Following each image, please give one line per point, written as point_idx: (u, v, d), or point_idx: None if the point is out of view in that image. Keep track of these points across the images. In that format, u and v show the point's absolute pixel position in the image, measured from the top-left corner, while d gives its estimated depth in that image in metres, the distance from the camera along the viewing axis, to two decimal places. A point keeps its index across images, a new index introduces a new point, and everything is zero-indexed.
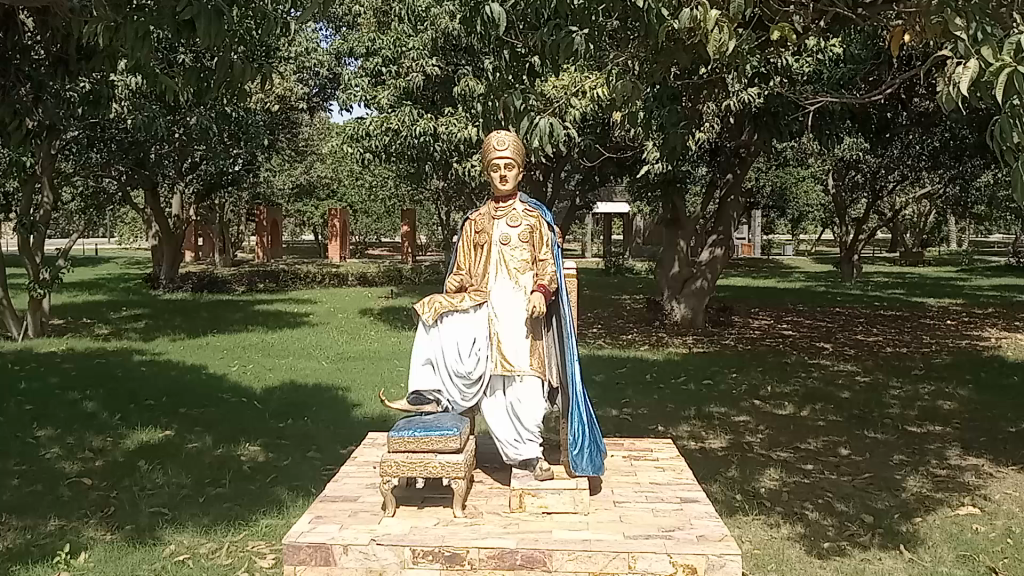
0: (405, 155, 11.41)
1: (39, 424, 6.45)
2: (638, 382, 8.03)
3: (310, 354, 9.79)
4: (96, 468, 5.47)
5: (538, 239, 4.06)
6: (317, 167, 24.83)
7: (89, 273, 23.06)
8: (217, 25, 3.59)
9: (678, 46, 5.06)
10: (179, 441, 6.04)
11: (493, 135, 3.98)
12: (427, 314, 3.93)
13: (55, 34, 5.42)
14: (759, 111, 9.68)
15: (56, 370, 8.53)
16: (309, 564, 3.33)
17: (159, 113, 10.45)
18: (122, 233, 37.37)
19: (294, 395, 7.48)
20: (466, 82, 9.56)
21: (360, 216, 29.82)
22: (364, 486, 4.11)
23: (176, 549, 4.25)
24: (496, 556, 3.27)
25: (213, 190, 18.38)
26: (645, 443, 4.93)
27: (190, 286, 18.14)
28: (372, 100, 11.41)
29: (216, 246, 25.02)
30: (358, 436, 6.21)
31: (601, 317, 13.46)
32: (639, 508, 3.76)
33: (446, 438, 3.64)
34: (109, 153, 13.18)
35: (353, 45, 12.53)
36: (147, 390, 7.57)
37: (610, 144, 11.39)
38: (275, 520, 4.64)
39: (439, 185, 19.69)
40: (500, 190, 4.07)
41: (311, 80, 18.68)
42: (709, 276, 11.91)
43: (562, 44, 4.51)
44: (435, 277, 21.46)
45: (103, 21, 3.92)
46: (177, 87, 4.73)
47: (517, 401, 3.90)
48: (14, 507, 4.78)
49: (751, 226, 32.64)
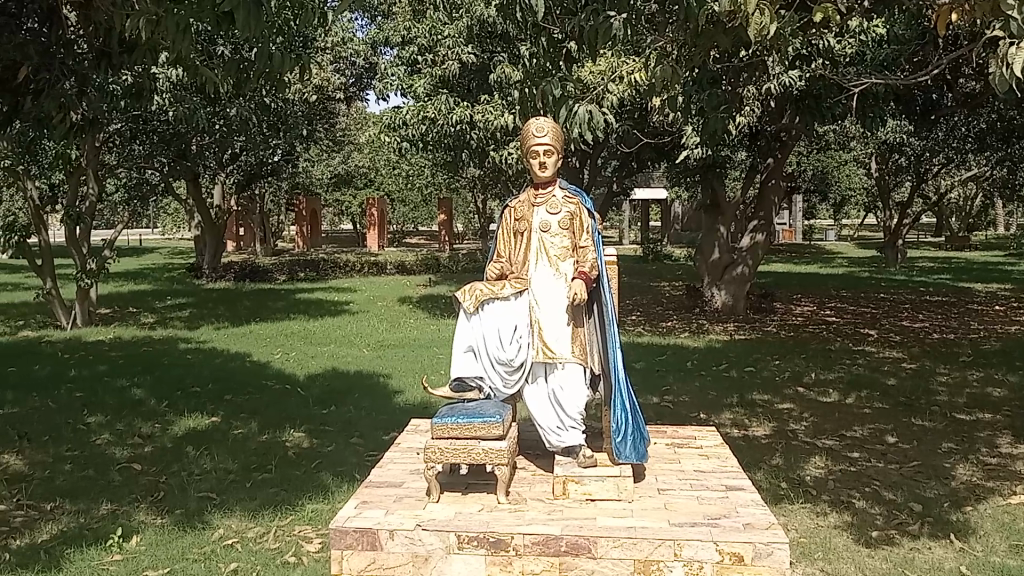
0: (442, 143, 11.43)
1: (90, 411, 6.59)
2: (679, 370, 7.98)
3: (351, 341, 9.87)
4: (145, 454, 5.57)
5: (578, 226, 4.03)
6: (355, 157, 25.05)
7: (135, 263, 23.40)
8: (258, 16, 3.63)
9: (718, 29, 4.96)
10: (226, 427, 6.15)
11: (532, 122, 3.95)
12: (468, 302, 3.93)
13: (98, 28, 5.52)
14: (802, 94, 9.50)
15: (105, 358, 8.71)
16: (356, 549, 3.36)
17: (199, 103, 10.54)
18: (166, 224, 38.11)
19: (337, 382, 7.57)
20: (503, 70, 9.56)
21: (396, 205, 29.98)
22: (409, 471, 4.13)
23: (225, 533, 4.33)
24: (541, 542, 3.28)
25: (253, 180, 18.56)
26: (688, 430, 4.88)
27: (232, 275, 18.38)
28: (409, 89, 11.46)
29: (257, 237, 25.30)
30: (400, 423, 6.26)
31: (640, 304, 13.37)
32: (683, 495, 3.74)
33: (489, 425, 3.65)
34: (152, 145, 13.33)
35: (389, 33, 12.54)
36: (194, 378, 7.70)
37: (648, 129, 11.25)
38: (321, 505, 4.70)
39: (475, 174, 19.69)
40: (539, 177, 4.04)
41: (348, 69, 18.74)
42: (750, 261, 11.80)
43: (600, 30, 4.49)
44: (471, 264, 21.49)
45: (146, 15, 4.02)
46: (217, 78, 4.82)
47: (559, 389, 3.89)
48: (68, 491, 4.90)
49: (792, 211, 32.27)
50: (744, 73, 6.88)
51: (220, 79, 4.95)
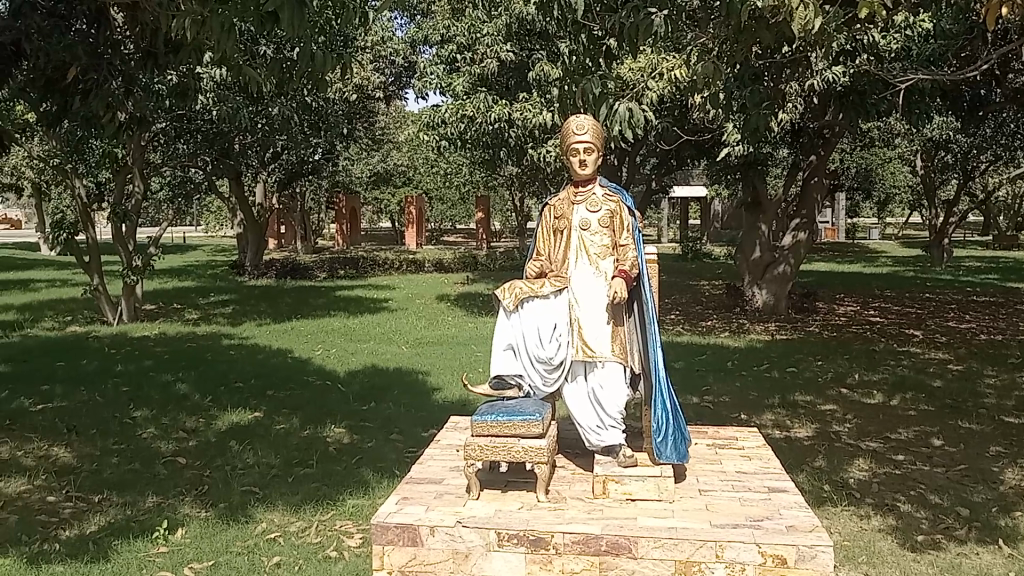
0: (480, 141, 11.45)
1: (136, 405, 6.72)
2: (720, 370, 7.91)
3: (390, 338, 9.94)
4: (190, 448, 5.67)
5: (619, 224, 4.00)
6: (394, 156, 25.20)
7: (179, 260, 23.84)
8: (300, 16, 3.67)
9: (762, 24, 4.89)
10: (268, 422, 6.23)
11: (572, 119, 3.94)
12: (507, 300, 3.93)
13: (145, 28, 5.62)
14: (845, 90, 9.34)
15: (150, 353, 8.88)
16: (397, 544, 3.39)
17: (242, 102, 10.68)
18: (210, 222, 38.74)
19: (376, 378, 7.63)
20: (542, 68, 9.55)
21: (435, 203, 30.14)
22: (449, 468, 4.14)
23: (268, 527, 4.39)
24: (581, 541, 3.27)
25: (294, 179, 18.76)
26: (729, 430, 4.83)
27: (273, 273, 18.63)
28: (448, 87, 11.50)
29: (298, 235, 25.63)
30: (439, 420, 6.29)
31: (679, 303, 13.28)
32: (724, 497, 3.70)
33: (529, 424, 3.65)
34: (196, 144, 13.54)
35: (428, 32, 12.60)
36: (237, 374, 7.81)
37: (688, 127, 11.16)
38: (361, 500, 4.74)
39: (513, 172, 19.70)
40: (579, 174, 4.03)
41: (387, 69, 18.86)
42: (792, 260, 11.65)
43: (641, 27, 4.45)
44: (509, 262, 21.50)
45: (191, 16, 4.10)
46: (260, 78, 4.89)
47: (599, 387, 3.87)
48: (115, 483, 5.01)
49: (835, 210, 31.80)
50: (787, 69, 6.79)
51: (262, 78, 5.00)
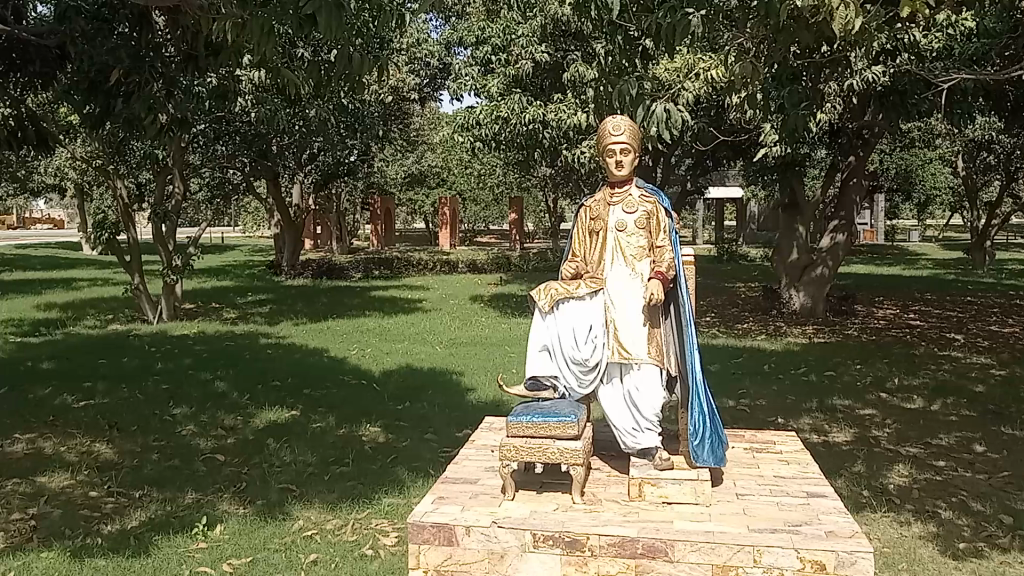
0: (515, 142, 11.46)
1: (176, 403, 6.83)
2: (756, 373, 7.83)
3: (424, 339, 9.98)
4: (228, 445, 5.75)
5: (655, 225, 3.98)
6: (428, 157, 25.30)
7: (218, 259, 24.18)
8: (337, 19, 3.72)
9: (801, 24, 4.83)
10: (305, 421, 6.29)
11: (608, 120, 3.93)
12: (543, 301, 3.93)
13: (186, 32, 5.71)
14: (885, 90, 9.20)
15: (189, 352, 9.01)
16: (433, 543, 3.41)
17: (279, 105, 10.80)
18: (247, 223, 39.23)
19: (411, 378, 7.66)
20: (577, 68, 9.53)
21: (468, 204, 30.23)
22: (484, 469, 4.14)
23: (305, 524, 4.43)
24: (617, 543, 3.26)
25: (330, 180, 18.92)
26: (766, 434, 4.78)
27: (309, 273, 18.82)
28: (483, 89, 11.53)
29: (333, 235, 25.88)
30: (473, 420, 6.30)
31: (715, 305, 13.17)
32: (762, 501, 3.66)
33: (564, 425, 3.64)
34: (234, 146, 13.71)
35: (463, 33, 12.65)
36: (274, 372, 7.90)
37: (724, 127, 11.08)
38: (396, 499, 4.76)
39: (547, 172, 19.69)
40: (616, 175, 4.01)
41: (423, 71, 18.95)
42: (831, 262, 11.50)
43: (678, 27, 4.43)
44: (543, 263, 21.50)
45: (232, 18, 4.17)
46: (299, 80, 4.94)
47: (635, 389, 3.86)
48: (156, 479, 5.09)
49: (874, 211, 31.35)
50: (826, 69, 6.70)
51: (300, 80, 5.06)
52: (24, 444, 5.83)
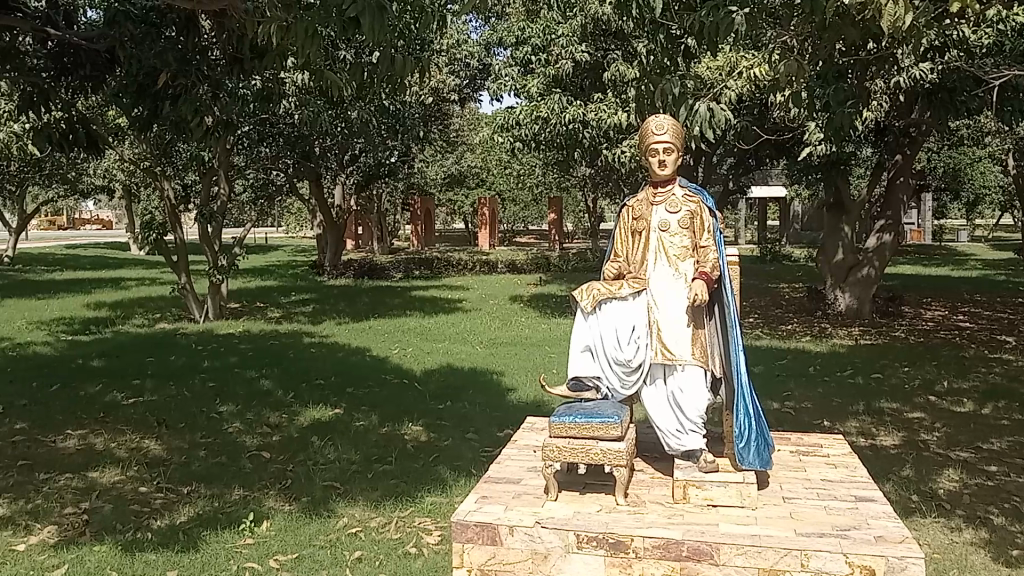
0: (555, 142, 11.46)
1: (222, 400, 6.95)
2: (801, 375, 7.73)
3: (465, 338, 10.03)
4: (273, 443, 5.83)
5: (699, 225, 3.94)
6: (467, 158, 25.39)
7: (261, 260, 24.51)
8: (380, 21, 3.76)
9: (848, 20, 4.75)
10: (348, 419, 6.35)
11: (651, 119, 3.89)
12: (585, 301, 3.91)
13: (232, 36, 5.79)
14: (933, 87, 9.02)
15: (235, 350, 9.16)
16: (476, 542, 3.42)
17: (322, 107, 10.93)
18: (290, 223, 39.74)
19: (452, 378, 7.70)
20: (617, 68, 9.50)
21: (508, 205, 30.30)
22: (526, 469, 4.15)
23: (349, 521, 4.47)
24: (662, 545, 3.24)
25: (371, 181, 19.08)
26: (812, 436, 4.72)
27: (351, 273, 19.03)
28: (523, 89, 11.54)
29: (375, 236, 26.16)
30: (515, 420, 6.31)
31: (758, 306, 13.04)
32: (810, 505, 3.62)
33: (607, 426, 3.63)
34: (278, 147, 13.90)
35: (503, 34, 12.67)
36: (317, 371, 8.00)
37: (767, 126, 10.96)
38: (438, 498, 4.79)
39: (586, 172, 19.64)
40: (659, 175, 3.98)
41: (463, 72, 19.01)
42: (877, 263, 11.30)
43: (721, 25, 4.39)
44: (582, 263, 21.45)
45: (277, 22, 4.24)
46: (343, 83, 5.00)
47: (679, 391, 3.84)
48: (203, 476, 5.18)
49: (921, 210, 30.74)
50: (872, 66, 6.59)
51: (344, 83, 5.11)
52: (76, 440, 5.97)
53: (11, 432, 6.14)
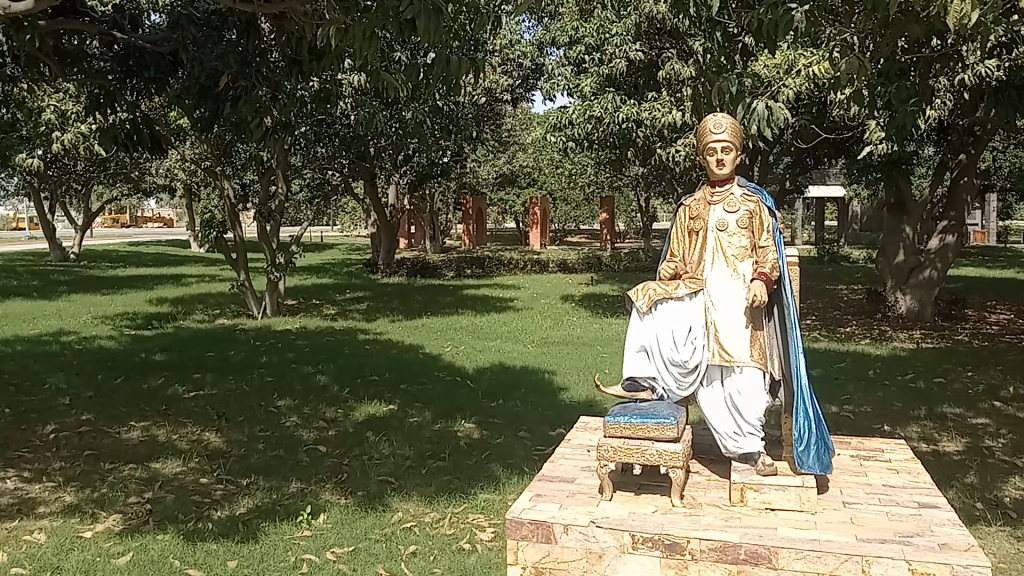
0: (608, 142, 11.42)
1: (280, 395, 7.08)
2: (860, 378, 7.58)
3: (517, 337, 10.05)
4: (329, 437, 5.93)
5: (758, 225, 3.89)
6: (519, 157, 25.43)
7: (317, 258, 24.87)
8: (436, 22, 3.81)
9: (913, 16, 4.65)
10: (402, 415, 6.42)
11: (709, 118, 3.85)
12: (641, 301, 3.90)
13: (292, 37, 5.90)
14: (1000, 84, 8.75)
15: (291, 346, 9.33)
16: (531, 540, 3.43)
17: (377, 107, 11.05)
18: (344, 222, 40.29)
19: (504, 376, 7.73)
20: (672, 66, 9.43)
21: (559, 204, 30.27)
22: (581, 468, 4.15)
23: (404, 516, 4.53)
24: (719, 548, 3.21)
25: (424, 180, 19.23)
26: (873, 441, 4.63)
27: (405, 271, 19.23)
28: (576, 88, 11.52)
29: (427, 234, 26.38)
30: (567, 419, 6.31)
31: (814, 308, 12.81)
32: (871, 510, 3.55)
33: (663, 427, 3.61)
34: (333, 147, 14.10)
35: (556, 33, 12.65)
36: (371, 367, 8.11)
37: (826, 124, 10.78)
38: (492, 495, 4.82)
39: (639, 172, 19.51)
40: (717, 174, 3.94)
41: (516, 71, 19.03)
42: (939, 265, 11.02)
43: (780, 23, 4.33)
44: (634, 263, 21.32)
45: (336, 24, 4.32)
46: (400, 83, 5.05)
47: (737, 393, 3.80)
48: (262, 468, 5.29)
49: (986, 211, 29.85)
50: (937, 63, 6.43)
51: (401, 83, 5.17)
52: (140, 431, 6.15)
53: (79, 422, 6.35)
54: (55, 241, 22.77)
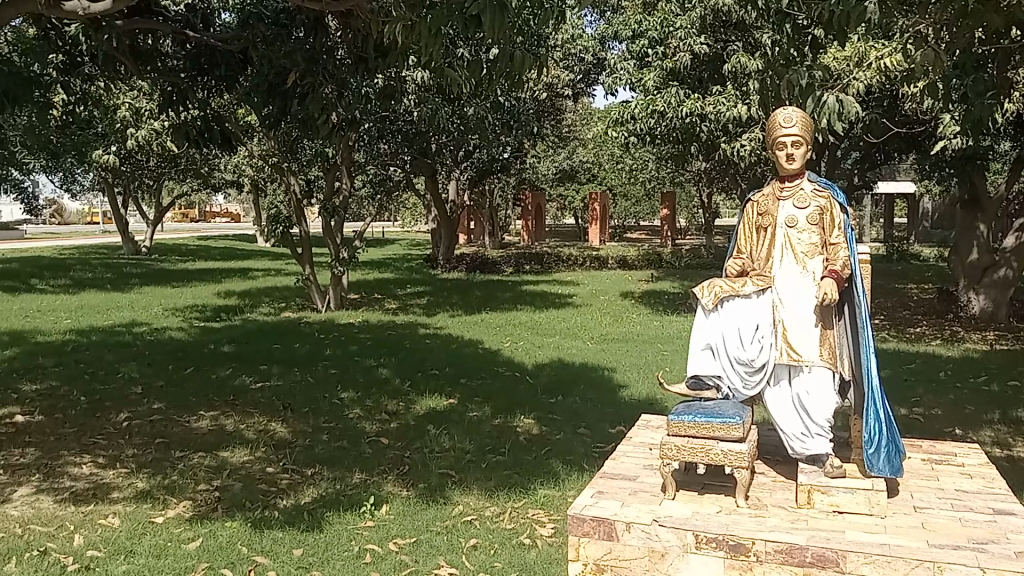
0: (671, 137, 11.30)
1: (343, 387, 7.20)
2: (930, 380, 7.37)
3: (576, 334, 10.03)
4: (391, 429, 6.00)
5: (829, 222, 3.81)
6: (579, 152, 25.33)
7: (378, 252, 25.21)
8: (501, 18, 3.81)
9: (993, 6, 4.49)
10: (462, 409, 6.47)
11: (779, 112, 3.78)
12: (707, 298, 3.86)
13: (358, 35, 5.97)
14: None
15: (354, 339, 9.47)
16: (592, 537, 3.43)
17: (439, 104, 11.13)
18: (405, 218, 40.71)
19: (564, 372, 7.73)
20: (738, 59, 9.29)
21: (619, 200, 30.09)
22: (643, 466, 4.13)
23: (464, 509, 4.56)
24: (785, 550, 3.16)
25: (485, 176, 19.30)
26: (945, 445, 4.50)
27: (464, 267, 19.35)
28: (638, 83, 11.42)
29: (487, 230, 26.50)
30: (628, 417, 6.28)
31: (882, 307, 12.50)
32: (944, 515, 3.46)
33: (728, 427, 3.57)
34: (396, 143, 14.25)
35: (618, 27, 12.56)
36: (432, 361, 8.18)
37: (898, 118, 10.51)
38: (551, 491, 4.83)
39: (702, 167, 19.26)
40: (786, 169, 3.86)
41: (577, 66, 18.94)
42: (1015, 263, 10.60)
43: (852, 15, 4.22)
44: (696, 259, 21.06)
45: (403, 21, 4.36)
46: (464, 79, 5.08)
47: (805, 393, 3.73)
48: (326, 459, 5.39)
49: None
50: (1017, 54, 6.19)
51: (465, 79, 5.19)
52: (209, 420, 6.32)
53: (151, 411, 6.55)
54: (128, 234, 23.52)
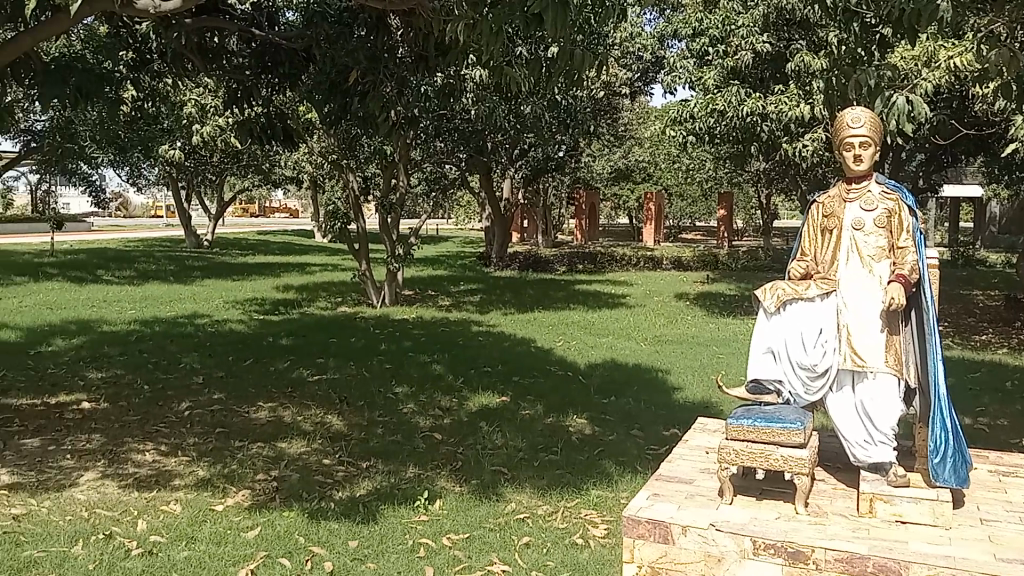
0: (730, 136, 11.16)
1: (397, 382, 7.27)
2: (997, 389, 7.15)
3: (630, 334, 9.97)
4: (445, 425, 6.04)
5: (897, 225, 3.72)
6: (635, 152, 25.14)
7: (432, 249, 25.40)
8: (564, 16, 3.79)
9: None
10: (515, 407, 6.48)
11: (847, 112, 3.71)
12: (769, 301, 3.81)
13: (419, 33, 6.03)
14: None
15: (408, 335, 9.55)
16: (648, 539, 3.40)
17: (496, 101, 11.15)
18: (459, 216, 40.92)
19: (617, 373, 7.69)
20: (802, 58, 9.12)
21: (675, 200, 29.79)
22: (700, 469, 4.08)
23: (517, 507, 4.57)
24: (845, 559, 3.10)
25: (540, 175, 19.29)
26: (1013, 457, 4.36)
27: (517, 265, 19.37)
28: (698, 82, 11.30)
29: (540, 229, 26.47)
30: (682, 419, 6.22)
31: (946, 314, 12.16)
32: (1011, 529, 3.35)
33: (789, 432, 3.52)
34: (452, 141, 14.33)
35: (678, 26, 12.44)
36: (485, 358, 8.21)
37: (967, 119, 10.21)
38: (604, 491, 4.81)
39: (760, 168, 18.96)
40: (853, 170, 3.78)
41: (635, 65, 18.80)
42: None
43: (923, 13, 4.10)
44: (752, 261, 20.75)
45: (465, 19, 4.37)
46: (525, 78, 5.07)
47: (868, 400, 3.66)
48: (381, 452, 5.45)
49: None
50: None
51: (525, 78, 5.18)
52: (267, 411, 6.44)
53: (211, 401, 6.70)
54: (190, 228, 24.07)
